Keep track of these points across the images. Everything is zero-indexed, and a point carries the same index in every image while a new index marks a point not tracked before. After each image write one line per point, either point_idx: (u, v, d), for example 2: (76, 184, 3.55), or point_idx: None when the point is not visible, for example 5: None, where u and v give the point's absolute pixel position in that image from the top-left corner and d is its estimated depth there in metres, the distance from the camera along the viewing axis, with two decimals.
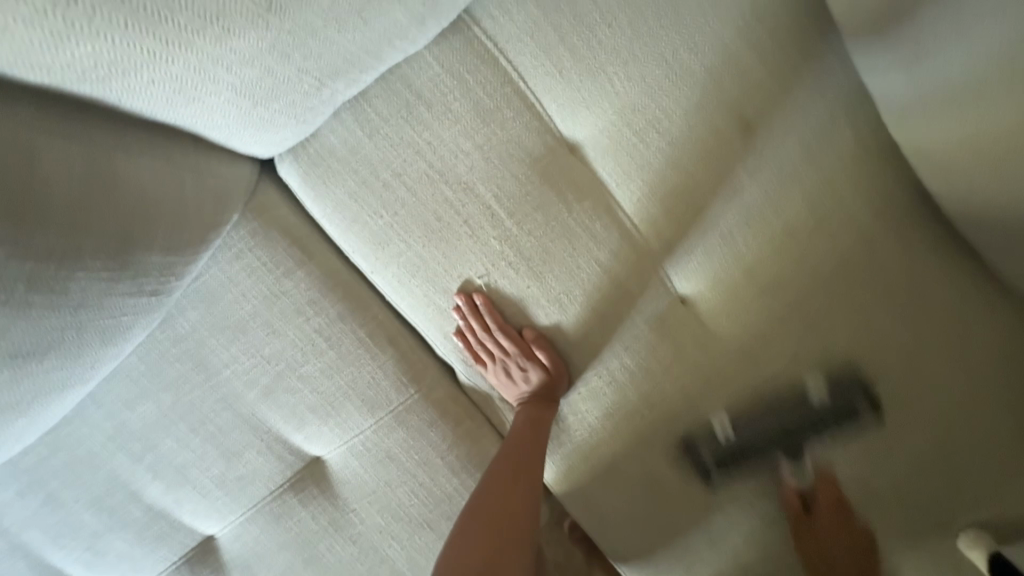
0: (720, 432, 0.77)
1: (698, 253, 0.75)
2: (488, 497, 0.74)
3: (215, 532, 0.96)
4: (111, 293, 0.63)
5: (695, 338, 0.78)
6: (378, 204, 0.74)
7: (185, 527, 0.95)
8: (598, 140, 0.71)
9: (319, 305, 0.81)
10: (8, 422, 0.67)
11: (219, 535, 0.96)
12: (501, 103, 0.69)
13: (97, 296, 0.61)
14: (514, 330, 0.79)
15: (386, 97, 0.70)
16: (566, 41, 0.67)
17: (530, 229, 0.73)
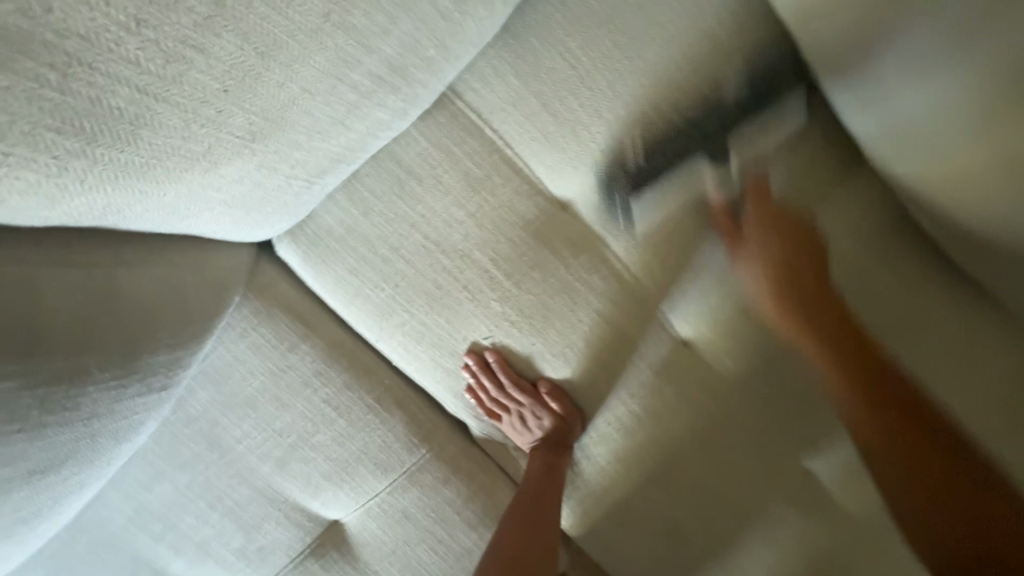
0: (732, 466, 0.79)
1: (695, 295, 0.76)
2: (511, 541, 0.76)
3: None
4: (121, 398, 0.64)
5: (699, 380, 0.79)
6: (377, 276, 0.74)
7: None
8: (588, 198, 0.72)
9: (326, 376, 0.82)
10: (31, 528, 0.68)
11: None
12: (490, 171, 0.70)
13: (108, 403, 0.62)
14: (528, 383, 0.79)
15: (375, 174, 0.71)
16: (549, 107, 0.68)
17: (529, 289, 0.74)
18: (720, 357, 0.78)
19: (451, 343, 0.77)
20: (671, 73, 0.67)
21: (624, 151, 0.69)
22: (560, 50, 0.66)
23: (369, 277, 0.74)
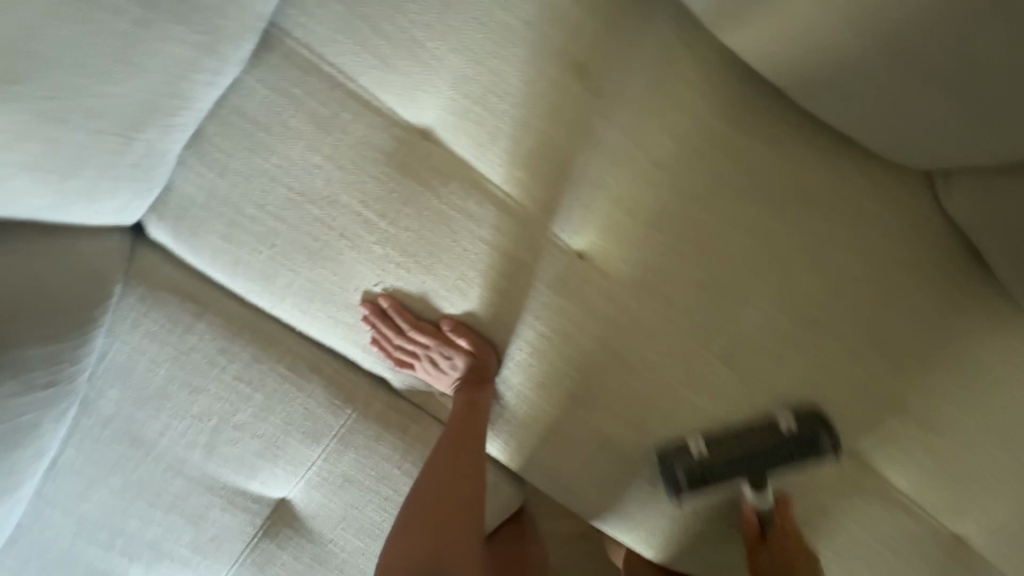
0: (647, 367, 0.79)
1: (579, 203, 0.74)
2: (430, 479, 0.75)
3: None
4: None
5: (602, 289, 0.77)
6: (251, 239, 0.72)
7: None
8: (445, 120, 0.70)
9: (231, 352, 0.81)
10: None
11: None
12: (336, 108, 0.68)
13: None
14: (430, 324, 0.77)
15: (222, 132, 0.69)
16: (379, 30, 0.66)
17: (405, 224, 0.72)
18: (619, 262, 0.76)
19: (343, 295, 0.75)
20: None
21: (466, 62, 0.67)
22: None
23: (243, 241, 0.72)
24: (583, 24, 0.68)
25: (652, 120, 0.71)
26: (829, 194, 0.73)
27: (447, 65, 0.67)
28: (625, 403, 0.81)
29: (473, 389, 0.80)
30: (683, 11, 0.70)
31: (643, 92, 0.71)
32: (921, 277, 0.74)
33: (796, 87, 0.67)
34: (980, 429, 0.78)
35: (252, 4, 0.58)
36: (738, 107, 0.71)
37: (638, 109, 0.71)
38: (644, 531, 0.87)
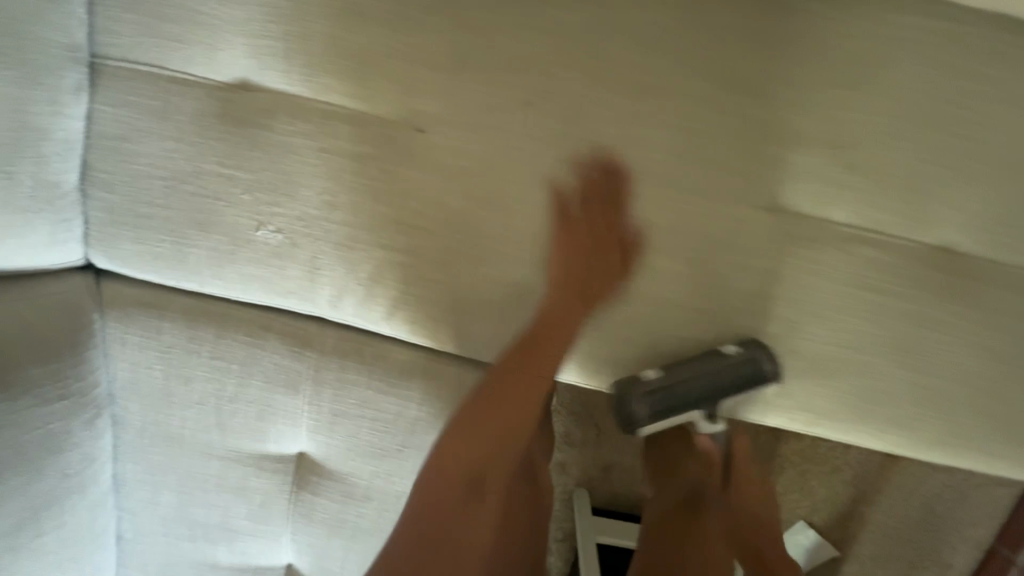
0: (523, 204, 0.83)
1: (390, 85, 0.79)
2: (455, 440, 0.90)
3: (291, 561, 1.09)
4: (14, 406, 0.84)
5: (448, 152, 0.82)
6: (154, 232, 0.87)
7: (264, 568, 1.09)
8: (248, 65, 0.80)
9: (199, 338, 0.95)
10: (40, 528, 0.91)
11: (295, 562, 1.09)
12: (165, 95, 0.80)
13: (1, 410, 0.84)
14: (323, 247, 0.86)
15: (97, 156, 0.83)
16: (164, 17, 0.78)
17: (257, 166, 0.83)
18: (455, 120, 0.80)
19: (249, 251, 0.87)
20: None
21: (239, 9, 0.78)
22: None
23: (155, 237, 0.87)
24: None
25: None
26: None
27: (226, 18, 0.78)
28: (520, 245, 0.85)
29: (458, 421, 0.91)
30: None
31: None
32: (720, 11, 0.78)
33: None
34: (856, 125, 0.79)
35: (48, 39, 0.74)
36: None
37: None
38: (606, 365, 0.89)
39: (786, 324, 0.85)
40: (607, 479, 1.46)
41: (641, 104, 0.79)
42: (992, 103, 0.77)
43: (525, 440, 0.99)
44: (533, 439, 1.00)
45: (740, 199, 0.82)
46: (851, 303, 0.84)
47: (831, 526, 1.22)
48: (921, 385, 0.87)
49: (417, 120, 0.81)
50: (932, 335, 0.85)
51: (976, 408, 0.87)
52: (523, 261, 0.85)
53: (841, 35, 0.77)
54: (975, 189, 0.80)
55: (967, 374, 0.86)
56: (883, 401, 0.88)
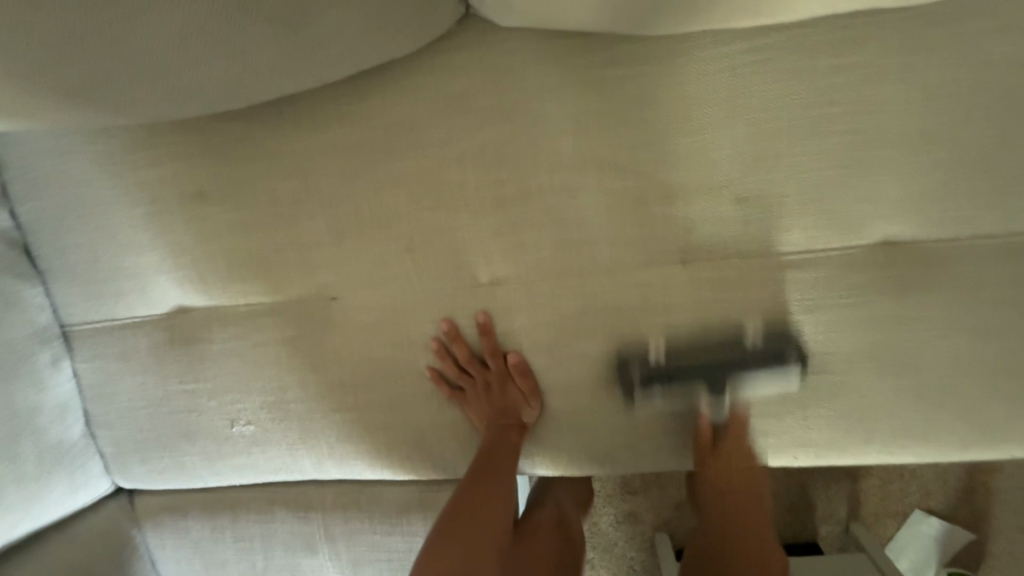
0: (453, 331, 0.84)
1: (290, 273, 0.85)
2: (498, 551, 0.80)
3: None
4: None
5: (361, 311, 0.86)
6: (151, 451, 0.97)
7: None
8: (177, 295, 0.89)
9: (219, 525, 1.03)
10: None
11: None
12: (123, 338, 0.92)
13: None
14: (288, 425, 0.92)
15: (90, 403, 0.96)
16: (101, 280, 0.89)
17: (211, 373, 0.91)
18: (360, 281, 0.85)
19: (230, 446, 0.94)
20: (119, 193, 0.85)
21: (150, 257, 0.87)
22: (71, 248, 0.89)
23: (156, 456, 0.97)
24: (181, 171, 0.83)
25: (275, 183, 0.82)
26: (439, 103, 0.77)
27: (143, 265, 0.87)
28: (460, 372, 0.86)
29: (505, 429, 0.86)
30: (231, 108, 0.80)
31: (250, 171, 0.82)
32: (553, 105, 0.75)
33: (340, 89, 0.78)
34: (729, 162, 0.75)
35: (11, 331, 0.86)
36: (334, 136, 0.79)
37: (263, 188, 0.82)
38: (580, 453, 0.87)
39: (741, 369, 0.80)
40: (682, 517, 1.36)
41: (515, 215, 0.79)
42: (862, 94, 0.71)
43: (550, 495, 0.98)
44: (559, 494, 0.99)
45: (647, 266, 0.80)
46: (806, 327, 0.78)
47: (953, 508, 1.10)
48: (923, 389, 0.78)
49: (327, 290, 0.86)
50: (908, 335, 0.76)
51: (997, 392, 0.76)
52: (465, 386, 0.87)
53: (681, 86, 0.73)
54: (888, 178, 0.73)
55: (969, 362, 0.76)
56: (886, 414, 0.79)
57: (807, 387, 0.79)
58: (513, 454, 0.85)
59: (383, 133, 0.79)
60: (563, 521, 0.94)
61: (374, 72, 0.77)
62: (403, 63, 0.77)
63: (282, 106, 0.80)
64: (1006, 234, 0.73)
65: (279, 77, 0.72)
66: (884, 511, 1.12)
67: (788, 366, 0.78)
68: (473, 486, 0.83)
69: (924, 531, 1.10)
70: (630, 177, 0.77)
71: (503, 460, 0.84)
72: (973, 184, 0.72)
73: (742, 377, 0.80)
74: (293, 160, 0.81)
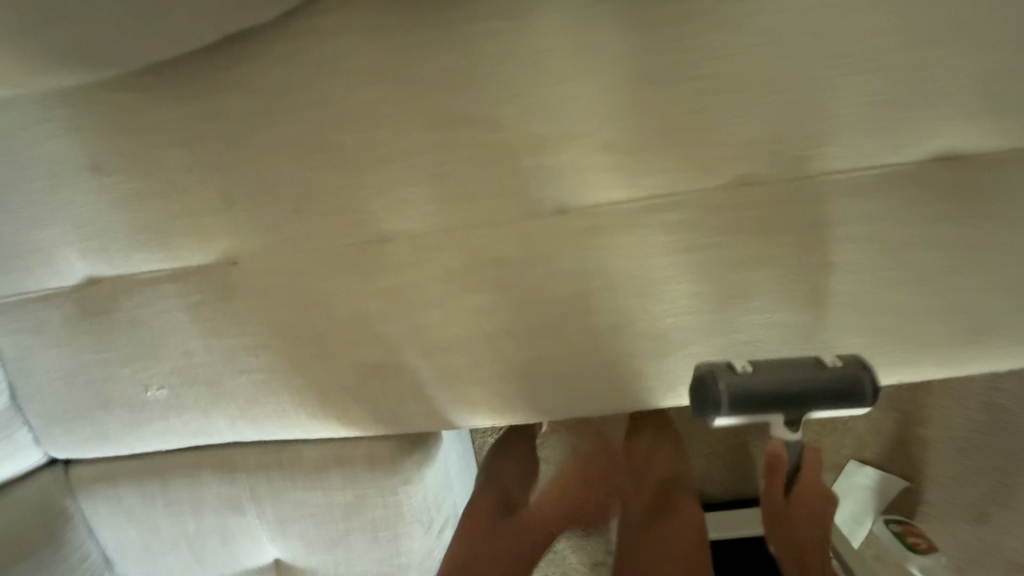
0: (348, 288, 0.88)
1: (188, 238, 0.89)
2: None
3: None
4: None
5: (259, 272, 0.89)
6: (75, 419, 1.01)
7: None
8: (84, 266, 0.93)
9: (150, 491, 1.07)
10: None
11: None
12: (36, 310, 0.95)
13: None
14: (200, 387, 0.96)
15: (11, 375, 0.99)
16: (7, 254, 0.93)
17: (122, 340, 0.94)
18: (255, 245, 0.88)
19: (148, 410, 0.98)
20: (16, 167, 0.88)
21: (53, 229, 0.90)
22: None
23: (79, 424, 1.01)
24: (74, 144, 0.86)
25: (166, 152, 0.85)
26: (312, 67, 0.80)
27: (48, 238, 0.91)
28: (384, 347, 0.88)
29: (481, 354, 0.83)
30: (117, 79, 0.83)
31: (141, 142, 0.85)
32: (419, 63, 0.79)
33: (218, 57, 0.82)
34: (589, 113, 0.79)
35: None
36: (215, 104, 0.83)
37: (154, 157, 0.85)
38: (477, 401, 0.91)
39: (617, 312, 0.84)
40: None
41: (394, 173, 0.83)
42: (706, 41, 0.75)
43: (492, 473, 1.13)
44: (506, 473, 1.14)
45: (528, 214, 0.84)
46: (674, 268, 0.82)
47: (886, 459, 1.27)
48: (787, 323, 0.82)
49: (227, 255, 0.90)
50: (765, 271, 0.81)
51: (853, 323, 0.81)
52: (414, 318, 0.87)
53: (535, 41, 0.77)
54: (738, 122, 0.77)
55: (826, 297, 0.81)
56: (755, 349, 0.84)
57: (680, 326, 0.84)
58: None
59: (261, 99, 0.82)
60: (502, 494, 1.10)
61: (248, 39, 0.81)
62: (275, 30, 0.80)
63: (165, 76, 0.83)
64: (848, 170, 0.78)
65: (148, 45, 0.75)
66: (824, 467, 1.26)
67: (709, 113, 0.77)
68: None
69: (860, 481, 1.27)
70: (499, 131, 0.80)
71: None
72: (814, 124, 0.76)
73: (618, 317, 0.85)
74: (178, 129, 0.84)
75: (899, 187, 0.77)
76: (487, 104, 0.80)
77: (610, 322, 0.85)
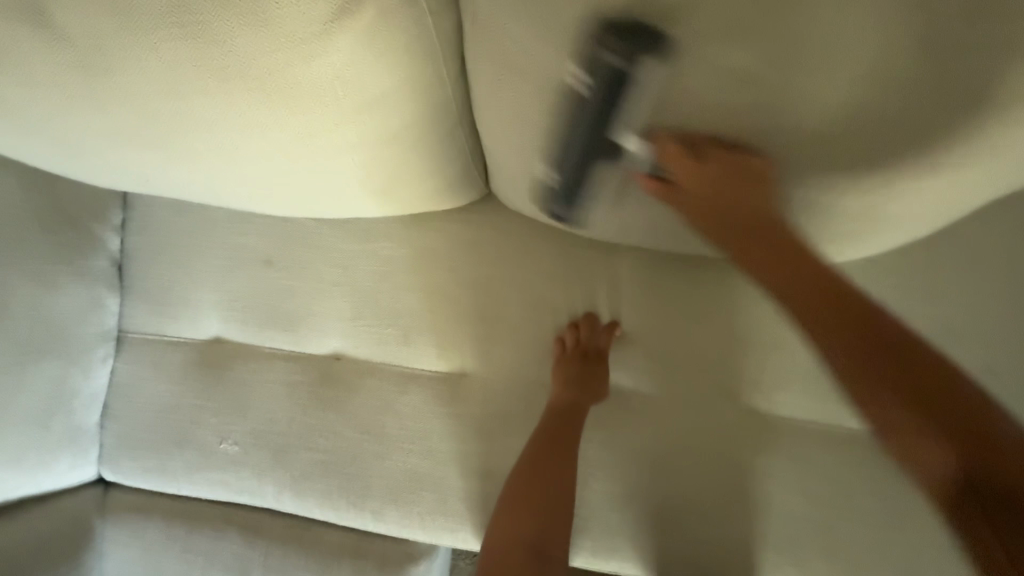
0: (421, 405, 1.09)
1: (311, 331, 1.12)
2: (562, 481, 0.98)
3: None
4: None
5: (356, 373, 1.12)
6: (145, 450, 1.15)
7: None
8: (218, 329, 1.15)
9: (174, 533, 1.16)
10: None
11: None
12: (163, 351, 1.16)
13: None
14: (268, 451, 1.12)
15: (112, 397, 1.16)
16: (163, 304, 1.15)
17: (222, 394, 1.13)
18: (361, 351, 1.12)
19: (213, 459, 1.13)
20: (205, 245, 1.14)
21: (210, 295, 1.14)
22: (151, 275, 1.16)
23: (147, 456, 1.15)
24: (258, 242, 1.13)
25: (323, 266, 1.12)
26: (451, 241, 1.10)
27: (201, 300, 1.14)
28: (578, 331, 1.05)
29: (569, 404, 1.02)
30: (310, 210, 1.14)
31: (308, 255, 1.12)
32: (530, 261, 1.08)
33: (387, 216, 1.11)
34: (640, 328, 1.07)
35: (86, 327, 1.10)
36: (372, 244, 1.11)
37: (313, 268, 1.12)
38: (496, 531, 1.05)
39: (630, 484, 1.03)
40: None
41: (486, 329, 1.09)
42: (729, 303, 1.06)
43: None
44: None
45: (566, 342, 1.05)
46: (681, 461, 1.03)
47: None
48: (765, 534, 1.00)
49: (334, 351, 1.13)
50: (752, 483, 1.02)
51: (817, 549, 0.99)
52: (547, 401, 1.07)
53: (615, 271, 1.08)
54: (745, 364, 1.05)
55: (796, 519, 1.00)
56: (738, 549, 1.00)
57: (680, 510, 1.02)
58: (565, 444, 1.00)
59: (407, 251, 1.10)
60: None
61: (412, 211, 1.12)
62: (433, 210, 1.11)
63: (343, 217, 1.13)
64: (819, 423, 1.04)
65: None
66: None
67: (725, 354, 1.05)
68: (537, 451, 0.99)
69: None
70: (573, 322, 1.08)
71: (568, 420, 1.01)
72: (798, 383, 1.04)
73: (631, 488, 1.03)
74: (340, 254, 1.12)
75: (859, 447, 1.01)
76: (569, 302, 1.08)
77: (623, 490, 1.03)
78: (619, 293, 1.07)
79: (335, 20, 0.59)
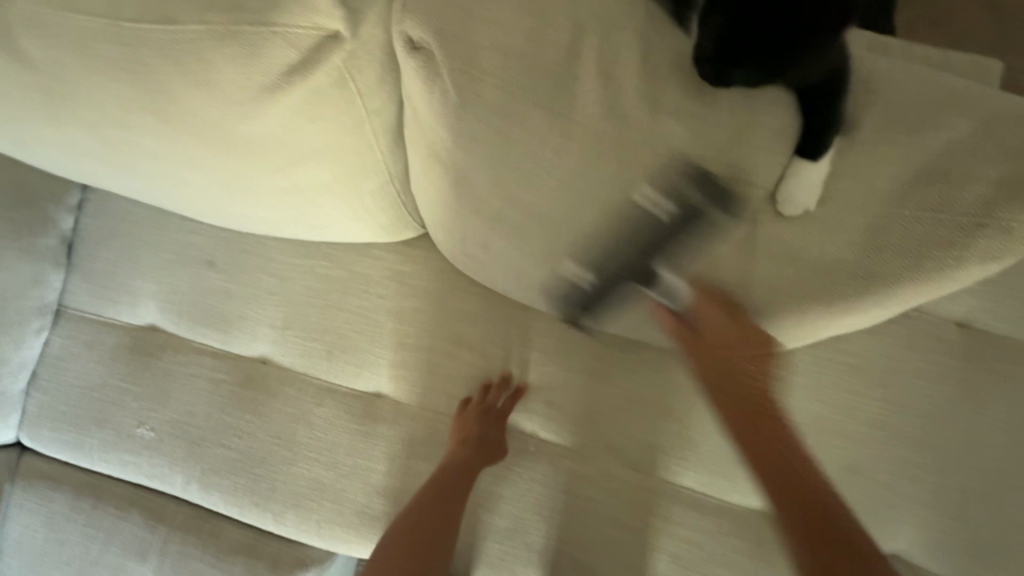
0: (334, 419, 1.16)
1: (242, 334, 1.18)
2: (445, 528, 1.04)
3: None
4: None
5: (278, 379, 1.18)
6: (63, 423, 1.19)
7: None
8: (154, 318, 1.21)
9: (79, 507, 1.20)
10: None
11: None
12: (97, 331, 1.21)
13: None
14: (182, 441, 1.17)
15: (41, 367, 1.21)
16: (105, 286, 1.21)
17: (147, 381, 1.18)
18: (287, 359, 1.18)
19: (127, 442, 1.18)
20: (154, 238, 1.21)
21: (150, 286, 1.20)
22: (99, 258, 1.22)
23: (64, 429, 1.19)
24: (205, 243, 1.20)
25: (263, 275, 1.18)
26: (387, 271, 1.17)
27: (141, 289, 1.20)
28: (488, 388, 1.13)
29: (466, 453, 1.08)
30: None
31: (250, 262, 1.19)
32: (456, 301, 1.16)
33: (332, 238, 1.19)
34: (547, 377, 1.15)
35: (25, 299, 1.15)
36: (313, 262, 1.18)
37: (253, 275, 1.19)
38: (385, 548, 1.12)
39: (514, 521, 1.11)
40: None
41: (407, 357, 1.16)
42: (632, 367, 1.15)
43: None
44: None
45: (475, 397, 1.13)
46: (564, 506, 1.11)
47: None
48: None
49: (261, 355, 1.19)
50: (625, 537, 1.10)
51: None
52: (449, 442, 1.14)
53: (533, 322, 1.17)
54: (637, 426, 1.13)
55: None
56: None
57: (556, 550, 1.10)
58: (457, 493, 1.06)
59: (344, 273, 1.18)
60: None
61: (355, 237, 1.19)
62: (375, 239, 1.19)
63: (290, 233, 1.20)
64: (697, 490, 1.12)
65: None
66: None
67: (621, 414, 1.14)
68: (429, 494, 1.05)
69: None
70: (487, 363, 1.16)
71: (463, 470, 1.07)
72: (684, 450, 1.12)
73: (515, 524, 1.11)
74: (281, 266, 1.18)
75: (729, 518, 1.09)
76: (487, 344, 1.16)
77: (508, 525, 1.11)
78: (533, 343, 1.16)
79: (263, 97, 0.73)
